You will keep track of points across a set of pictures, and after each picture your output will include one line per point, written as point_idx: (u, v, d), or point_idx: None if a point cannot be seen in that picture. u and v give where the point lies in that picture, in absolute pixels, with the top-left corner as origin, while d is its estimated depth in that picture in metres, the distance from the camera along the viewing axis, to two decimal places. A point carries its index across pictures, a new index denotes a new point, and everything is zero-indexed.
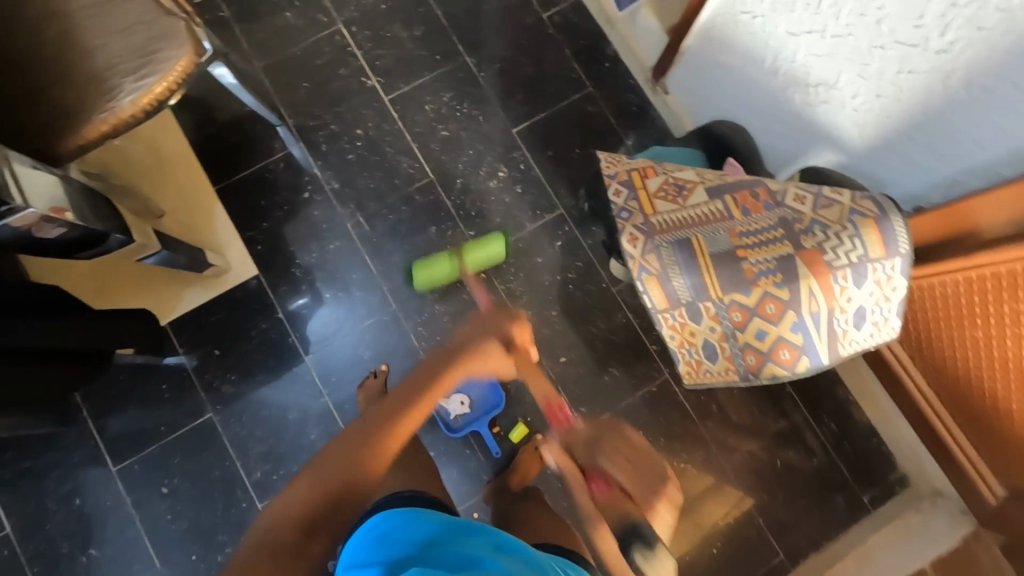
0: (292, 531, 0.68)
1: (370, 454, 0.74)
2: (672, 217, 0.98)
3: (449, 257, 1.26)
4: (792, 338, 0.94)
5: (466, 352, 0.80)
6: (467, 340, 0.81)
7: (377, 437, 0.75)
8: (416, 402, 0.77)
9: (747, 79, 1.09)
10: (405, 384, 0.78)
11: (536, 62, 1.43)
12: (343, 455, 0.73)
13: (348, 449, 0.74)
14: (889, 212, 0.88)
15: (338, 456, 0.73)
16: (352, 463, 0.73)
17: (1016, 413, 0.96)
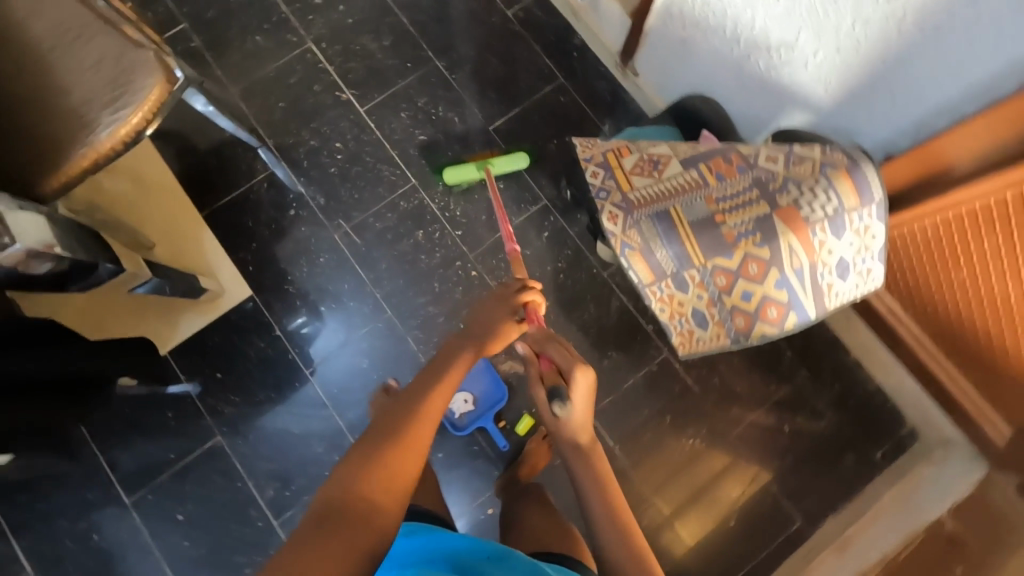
0: (368, 503, 0.58)
1: (415, 426, 0.66)
2: (646, 192, 0.88)
3: (478, 167, 1.33)
4: (777, 296, 0.85)
5: (484, 316, 0.82)
6: (484, 311, 0.83)
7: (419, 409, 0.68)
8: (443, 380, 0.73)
9: (710, 51, 1.08)
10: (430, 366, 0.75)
11: (506, 58, 1.43)
12: (390, 433, 0.65)
13: (391, 427, 0.65)
14: (860, 162, 0.79)
15: (388, 433, 0.65)
16: (401, 437, 0.64)
17: (1014, 350, 0.95)
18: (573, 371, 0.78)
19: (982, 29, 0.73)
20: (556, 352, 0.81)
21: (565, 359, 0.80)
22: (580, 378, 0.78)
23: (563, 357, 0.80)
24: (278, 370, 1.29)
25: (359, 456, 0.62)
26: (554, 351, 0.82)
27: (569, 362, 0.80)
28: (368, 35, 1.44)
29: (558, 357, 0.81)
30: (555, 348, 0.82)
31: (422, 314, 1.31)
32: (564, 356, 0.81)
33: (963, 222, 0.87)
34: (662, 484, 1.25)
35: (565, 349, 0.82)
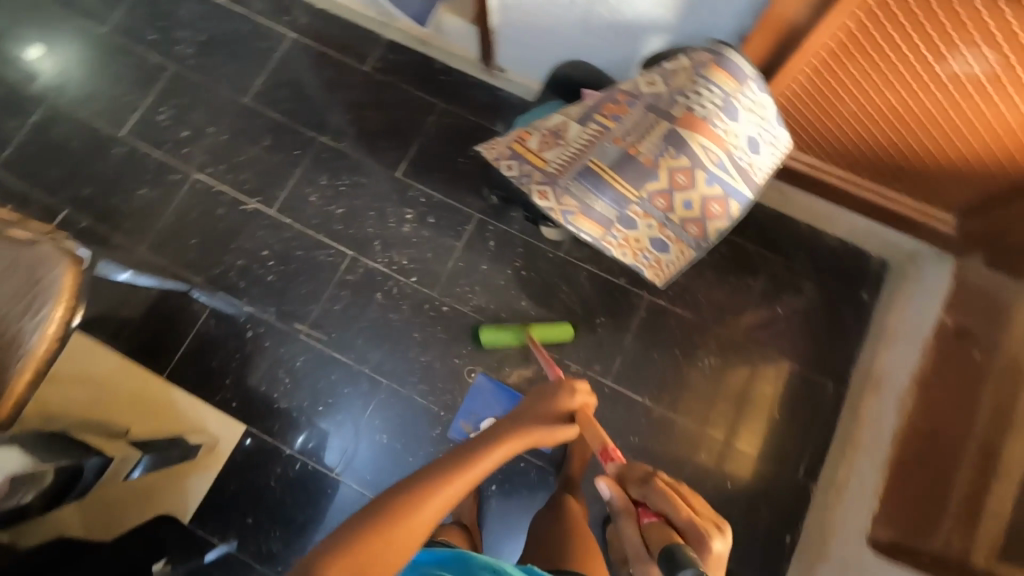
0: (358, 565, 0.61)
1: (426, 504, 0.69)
2: (560, 160, 0.94)
3: (518, 331, 1.28)
4: (713, 193, 0.88)
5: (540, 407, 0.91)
6: (541, 402, 0.92)
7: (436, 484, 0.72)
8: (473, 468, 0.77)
9: (556, 22, 1.15)
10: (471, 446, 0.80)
11: (383, 108, 1.47)
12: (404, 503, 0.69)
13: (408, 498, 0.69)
14: (723, 52, 0.86)
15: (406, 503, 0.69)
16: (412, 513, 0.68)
17: (928, 146, 0.98)
18: (706, 536, 0.69)
19: None
20: (667, 500, 0.75)
21: (686, 516, 0.72)
22: (715, 547, 0.68)
23: (684, 512, 0.72)
24: (307, 486, 1.25)
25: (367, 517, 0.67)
26: (668, 504, 0.74)
27: (693, 517, 0.72)
28: (247, 142, 1.45)
29: (674, 511, 0.73)
30: (665, 494, 0.75)
31: (415, 368, 1.31)
32: (682, 510, 0.73)
33: (834, 48, 0.88)
34: (701, 412, 1.29)
35: (680, 501, 0.75)
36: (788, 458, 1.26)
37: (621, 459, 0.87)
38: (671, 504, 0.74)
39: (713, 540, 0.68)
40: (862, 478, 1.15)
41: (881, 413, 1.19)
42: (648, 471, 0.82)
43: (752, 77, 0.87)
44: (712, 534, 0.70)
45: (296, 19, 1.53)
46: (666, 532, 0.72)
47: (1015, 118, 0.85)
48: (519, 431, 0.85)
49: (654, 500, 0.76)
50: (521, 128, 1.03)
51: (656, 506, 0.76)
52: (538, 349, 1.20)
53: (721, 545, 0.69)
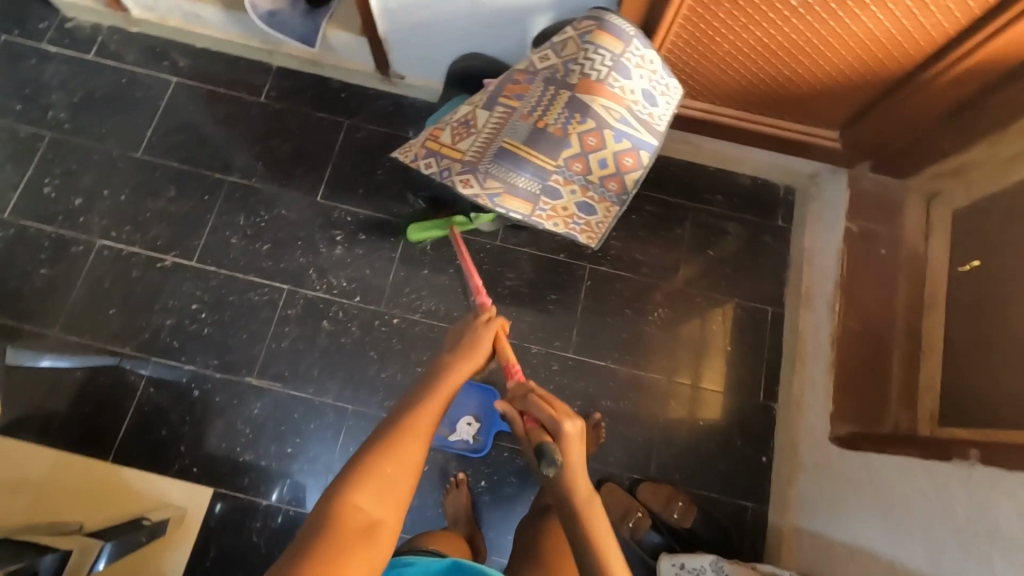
0: (365, 515, 0.60)
1: (409, 437, 0.67)
2: (475, 147, 0.96)
3: (440, 225, 1.31)
4: (623, 148, 0.93)
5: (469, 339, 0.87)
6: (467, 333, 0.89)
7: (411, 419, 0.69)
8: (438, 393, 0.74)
9: (443, 18, 1.17)
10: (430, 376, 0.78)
11: (288, 136, 1.44)
12: (387, 441, 0.66)
13: (389, 437, 0.66)
14: (604, 16, 0.90)
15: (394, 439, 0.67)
16: (399, 449, 0.65)
17: (805, 71, 1.01)
18: (558, 422, 0.71)
19: None
20: (534, 403, 0.75)
21: (544, 411, 0.73)
22: (568, 428, 0.71)
23: (544, 408, 0.74)
24: (294, 533, 1.20)
25: (355, 466, 0.63)
26: (533, 406, 0.75)
27: (550, 411, 0.73)
28: (150, 197, 1.37)
29: (536, 411, 0.74)
30: (533, 399, 0.75)
31: (378, 386, 1.28)
32: (543, 407, 0.74)
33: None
34: (663, 363, 1.35)
35: (544, 400, 0.76)
36: (750, 386, 1.33)
37: (522, 377, 0.87)
38: (537, 406, 0.75)
39: (563, 424, 0.71)
40: (814, 386, 1.23)
41: (817, 323, 1.28)
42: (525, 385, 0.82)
43: (634, 34, 0.90)
44: (564, 418, 0.72)
45: (176, 63, 1.46)
46: (534, 430, 0.74)
47: (869, 26, 0.90)
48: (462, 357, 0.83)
49: (527, 405, 0.76)
50: (433, 125, 1.06)
51: (531, 411, 0.75)
52: (472, 273, 1.17)
53: (575, 424, 0.72)
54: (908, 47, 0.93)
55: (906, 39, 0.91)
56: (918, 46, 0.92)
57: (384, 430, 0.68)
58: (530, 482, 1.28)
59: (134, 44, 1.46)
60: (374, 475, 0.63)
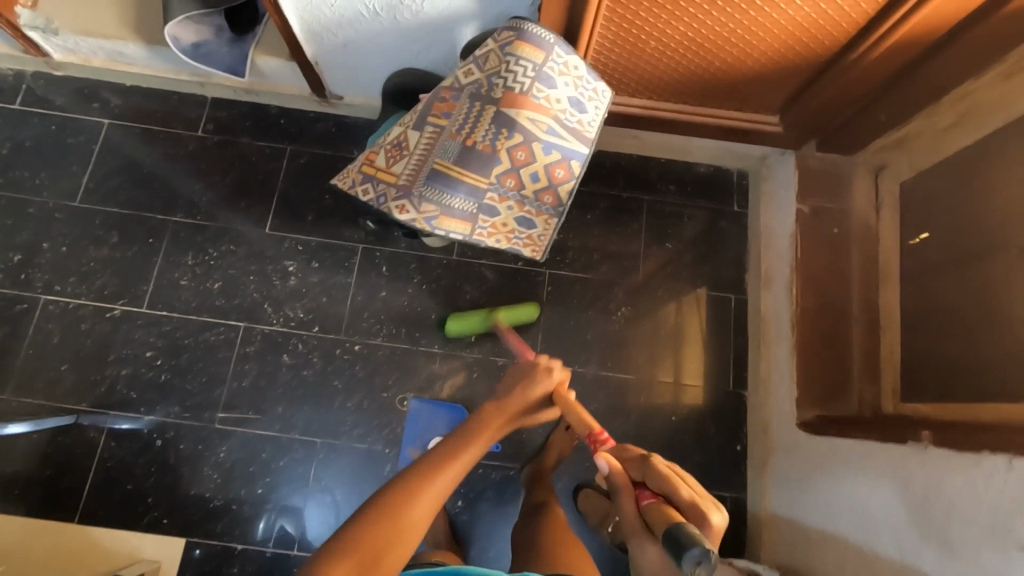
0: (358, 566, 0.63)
1: (423, 495, 0.69)
2: (409, 171, 0.95)
3: (483, 317, 1.28)
4: (555, 159, 0.91)
5: (524, 390, 0.89)
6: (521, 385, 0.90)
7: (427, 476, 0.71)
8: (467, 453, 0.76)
9: (369, 36, 1.14)
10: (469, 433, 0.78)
11: (231, 168, 1.40)
12: (400, 496, 0.69)
13: (402, 493, 0.69)
14: (521, 25, 0.88)
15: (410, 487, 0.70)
16: (410, 506, 0.68)
17: (733, 61, 1.00)
18: (705, 512, 0.66)
19: None
20: (670, 482, 0.70)
21: (682, 494, 0.68)
22: (716, 521, 0.65)
23: (685, 492, 0.69)
24: (272, 573, 1.19)
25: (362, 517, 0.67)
26: (668, 485, 0.70)
27: (689, 494, 0.68)
28: (93, 246, 1.33)
29: (670, 491, 0.69)
30: (667, 477, 0.71)
31: (346, 415, 1.27)
32: (680, 486, 0.69)
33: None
34: (629, 361, 1.34)
35: (682, 483, 0.70)
36: (718, 375, 1.33)
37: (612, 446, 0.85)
38: (669, 482, 0.70)
39: (713, 516, 0.65)
40: (779, 370, 1.23)
41: (777, 306, 1.27)
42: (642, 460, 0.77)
43: (555, 41, 0.88)
44: (709, 509, 0.66)
45: (106, 103, 1.42)
46: (663, 507, 0.68)
47: (790, 13, 0.88)
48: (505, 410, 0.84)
49: (653, 479, 0.72)
50: (371, 148, 1.05)
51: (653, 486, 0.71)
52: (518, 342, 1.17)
53: (720, 518, 0.66)
54: (831, 30, 0.91)
55: (827, 23, 0.90)
56: (841, 29, 0.91)
57: (406, 477, 0.71)
58: (508, 495, 1.27)
59: (61, 88, 1.41)
60: (378, 530, 0.66)
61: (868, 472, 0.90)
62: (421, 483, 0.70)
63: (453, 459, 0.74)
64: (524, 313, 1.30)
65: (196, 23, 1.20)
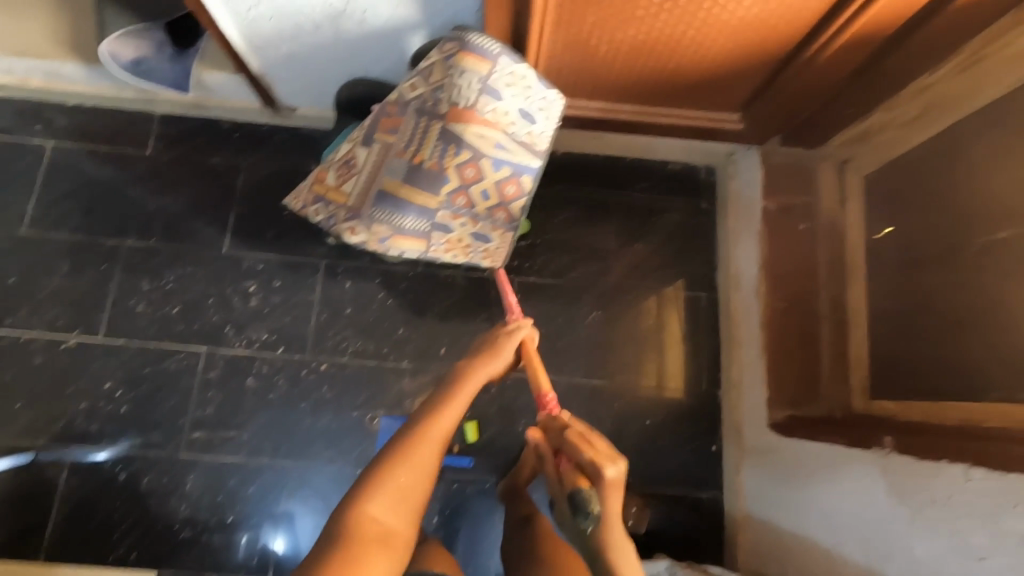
0: (376, 522, 0.70)
1: (424, 444, 0.78)
2: (357, 191, 0.91)
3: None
4: (505, 174, 0.89)
5: (495, 344, 0.94)
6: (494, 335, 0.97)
7: (437, 411, 0.81)
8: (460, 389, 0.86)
9: (313, 47, 1.09)
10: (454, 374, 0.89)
11: (183, 187, 1.35)
12: (402, 454, 0.76)
13: (402, 448, 0.77)
14: (464, 36, 0.84)
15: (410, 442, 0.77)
16: (409, 461, 0.75)
17: (688, 62, 0.97)
18: (599, 468, 0.75)
19: None
20: (577, 447, 0.79)
21: (585, 454, 0.77)
22: (609, 475, 0.75)
23: (585, 452, 0.77)
24: None
25: (370, 480, 0.73)
26: (575, 449, 0.79)
27: (591, 454, 0.77)
28: (43, 275, 1.28)
29: (578, 456, 0.78)
30: (574, 444, 0.79)
31: (316, 437, 1.24)
32: (584, 449, 0.78)
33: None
34: (602, 366, 1.33)
35: (585, 445, 0.79)
36: (691, 376, 1.32)
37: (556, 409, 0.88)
38: (576, 446, 0.79)
39: (605, 472, 0.75)
40: (750, 370, 1.22)
41: (746, 305, 1.26)
42: (558, 416, 0.87)
43: (500, 50, 0.85)
44: (604, 464, 0.76)
45: (49, 124, 1.35)
46: (573, 474, 0.78)
47: (740, 14, 0.85)
48: (487, 356, 0.92)
49: (567, 446, 0.81)
50: (321, 165, 1.02)
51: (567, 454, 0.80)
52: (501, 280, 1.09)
53: (616, 470, 0.75)
54: (783, 29, 0.89)
55: (779, 22, 0.87)
56: (794, 27, 0.88)
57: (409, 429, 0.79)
58: (484, 508, 1.26)
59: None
60: (386, 490, 0.73)
61: (836, 477, 0.89)
62: (428, 424, 0.80)
63: (456, 390, 0.85)
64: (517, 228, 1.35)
65: (136, 38, 1.15)
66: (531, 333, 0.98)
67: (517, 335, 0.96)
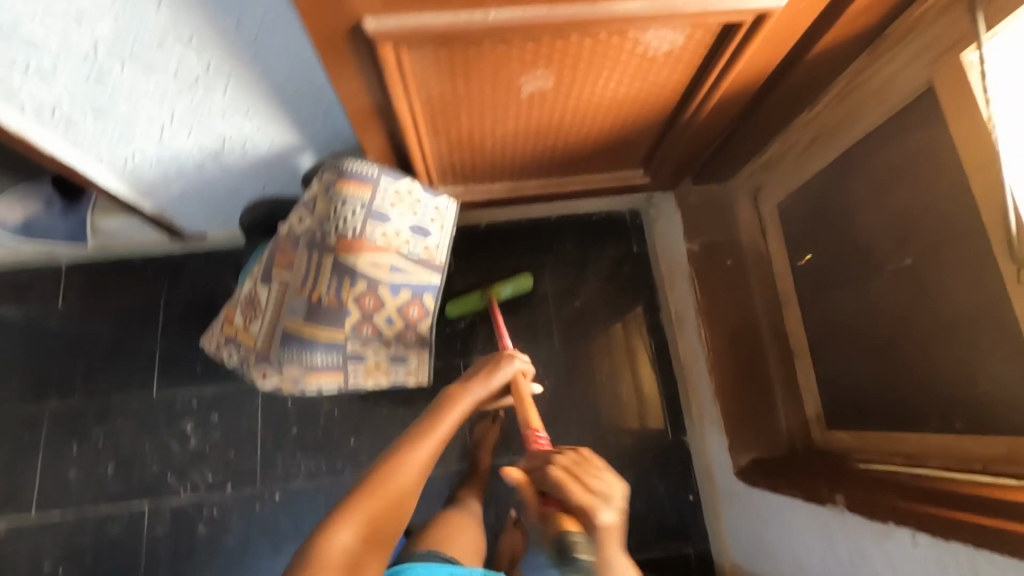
0: (378, 525, 0.69)
1: (409, 469, 0.74)
2: (263, 333, 0.87)
3: (481, 294, 1.29)
4: (407, 296, 0.89)
5: (491, 370, 0.91)
6: (488, 368, 0.92)
7: (432, 423, 0.80)
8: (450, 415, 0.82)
9: (204, 181, 1.06)
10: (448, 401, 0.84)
11: (102, 336, 1.29)
12: (386, 475, 0.73)
13: (382, 472, 0.73)
14: (341, 164, 0.81)
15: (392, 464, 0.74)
16: (390, 488, 0.71)
17: (575, 137, 0.96)
18: (593, 514, 0.67)
19: (279, 49, 0.74)
20: (560, 485, 0.70)
21: (576, 498, 0.68)
22: (604, 521, 0.66)
23: (572, 492, 0.69)
24: None
25: (350, 501, 0.69)
26: (565, 492, 0.69)
27: (580, 495, 0.68)
28: None
29: (567, 497, 0.69)
30: (558, 483, 0.70)
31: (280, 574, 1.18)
32: (572, 490, 0.69)
33: (426, 108, 0.82)
34: (565, 434, 1.30)
35: (576, 482, 0.70)
36: (655, 427, 1.30)
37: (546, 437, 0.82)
38: (564, 487, 0.70)
39: (600, 518, 0.66)
40: (710, 416, 1.20)
41: (692, 347, 1.26)
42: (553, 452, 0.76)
43: (380, 171, 0.82)
44: (600, 508, 0.67)
45: None
46: (559, 518, 0.68)
47: (610, 94, 0.84)
48: (483, 380, 0.90)
49: (551, 488, 0.71)
50: (230, 302, 0.98)
51: (552, 494, 0.71)
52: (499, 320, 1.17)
53: (611, 514, 0.67)
54: (656, 98, 0.88)
55: (649, 93, 0.86)
56: (667, 94, 0.87)
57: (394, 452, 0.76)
58: None
59: None
60: (367, 514, 0.69)
61: (801, 531, 0.87)
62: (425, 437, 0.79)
63: (440, 420, 0.81)
64: (519, 281, 1.32)
65: (21, 198, 1.08)
66: (526, 364, 0.96)
67: (511, 367, 0.93)
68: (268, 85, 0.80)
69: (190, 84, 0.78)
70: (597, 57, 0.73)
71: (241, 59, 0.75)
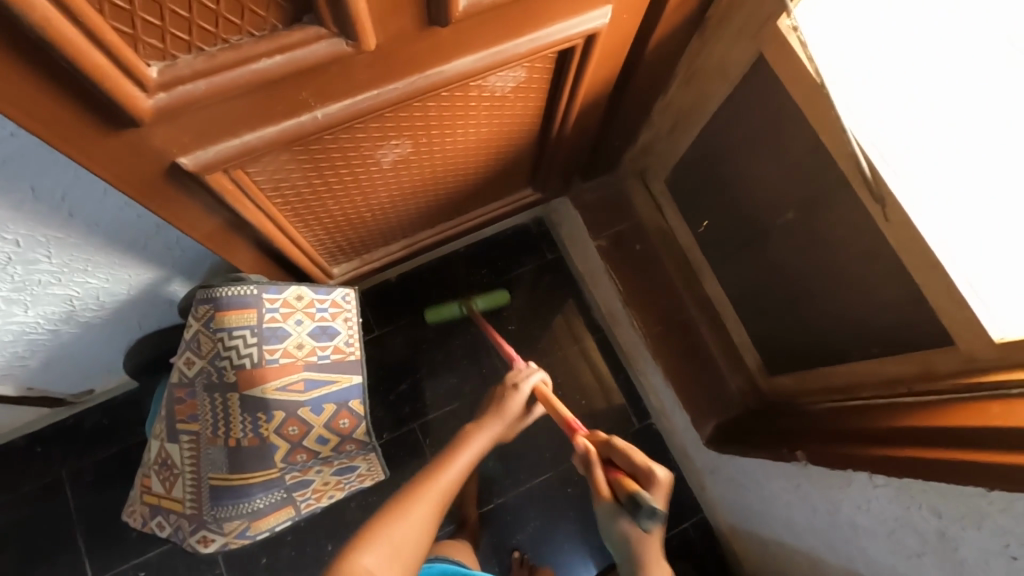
0: None
1: (428, 497, 0.69)
2: (188, 497, 0.78)
3: (458, 304, 1.27)
4: (332, 408, 0.83)
5: (505, 397, 0.84)
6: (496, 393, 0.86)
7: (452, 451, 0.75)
8: (470, 441, 0.77)
9: (65, 344, 0.93)
10: (469, 429, 0.79)
11: (6, 542, 1.12)
12: (404, 503, 0.68)
13: (399, 501, 0.68)
14: (215, 293, 0.74)
15: (411, 491, 0.69)
16: (408, 515, 0.67)
17: (453, 181, 0.93)
18: (654, 470, 0.71)
19: (96, 197, 0.65)
20: (627, 454, 0.75)
21: (638, 460, 0.73)
22: (661, 475, 0.71)
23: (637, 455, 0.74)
24: None
25: (367, 529, 0.65)
26: (627, 458, 0.75)
27: (641, 458, 0.74)
28: None
29: (631, 461, 0.74)
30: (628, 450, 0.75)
31: None
32: (635, 456, 0.74)
33: (289, 208, 0.76)
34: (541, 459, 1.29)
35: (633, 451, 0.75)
36: (621, 422, 1.33)
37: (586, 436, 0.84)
38: (627, 455, 0.75)
39: (661, 471, 0.71)
40: (666, 397, 1.23)
41: (629, 336, 1.28)
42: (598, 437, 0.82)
43: (258, 287, 0.76)
44: (657, 465, 0.72)
45: None
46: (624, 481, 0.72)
47: (472, 137, 0.81)
48: (501, 404, 0.83)
49: (618, 456, 0.76)
50: (140, 469, 0.86)
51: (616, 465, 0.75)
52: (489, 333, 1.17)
53: (665, 472, 0.72)
54: (519, 125, 0.86)
55: (511, 123, 0.84)
56: (530, 119, 0.85)
57: (411, 482, 0.71)
58: None
59: None
60: (385, 542, 0.64)
61: (780, 486, 0.94)
62: (428, 481, 0.71)
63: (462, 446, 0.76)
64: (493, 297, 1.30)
65: None
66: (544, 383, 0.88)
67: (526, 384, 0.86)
68: (100, 234, 0.71)
69: (4, 264, 0.67)
70: (448, 111, 0.71)
71: (55, 221, 0.65)
